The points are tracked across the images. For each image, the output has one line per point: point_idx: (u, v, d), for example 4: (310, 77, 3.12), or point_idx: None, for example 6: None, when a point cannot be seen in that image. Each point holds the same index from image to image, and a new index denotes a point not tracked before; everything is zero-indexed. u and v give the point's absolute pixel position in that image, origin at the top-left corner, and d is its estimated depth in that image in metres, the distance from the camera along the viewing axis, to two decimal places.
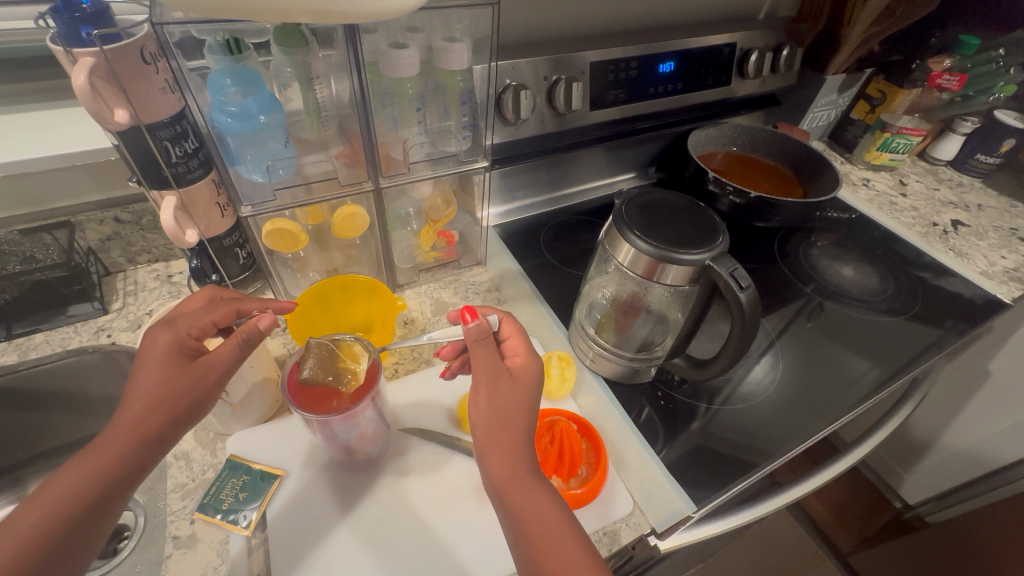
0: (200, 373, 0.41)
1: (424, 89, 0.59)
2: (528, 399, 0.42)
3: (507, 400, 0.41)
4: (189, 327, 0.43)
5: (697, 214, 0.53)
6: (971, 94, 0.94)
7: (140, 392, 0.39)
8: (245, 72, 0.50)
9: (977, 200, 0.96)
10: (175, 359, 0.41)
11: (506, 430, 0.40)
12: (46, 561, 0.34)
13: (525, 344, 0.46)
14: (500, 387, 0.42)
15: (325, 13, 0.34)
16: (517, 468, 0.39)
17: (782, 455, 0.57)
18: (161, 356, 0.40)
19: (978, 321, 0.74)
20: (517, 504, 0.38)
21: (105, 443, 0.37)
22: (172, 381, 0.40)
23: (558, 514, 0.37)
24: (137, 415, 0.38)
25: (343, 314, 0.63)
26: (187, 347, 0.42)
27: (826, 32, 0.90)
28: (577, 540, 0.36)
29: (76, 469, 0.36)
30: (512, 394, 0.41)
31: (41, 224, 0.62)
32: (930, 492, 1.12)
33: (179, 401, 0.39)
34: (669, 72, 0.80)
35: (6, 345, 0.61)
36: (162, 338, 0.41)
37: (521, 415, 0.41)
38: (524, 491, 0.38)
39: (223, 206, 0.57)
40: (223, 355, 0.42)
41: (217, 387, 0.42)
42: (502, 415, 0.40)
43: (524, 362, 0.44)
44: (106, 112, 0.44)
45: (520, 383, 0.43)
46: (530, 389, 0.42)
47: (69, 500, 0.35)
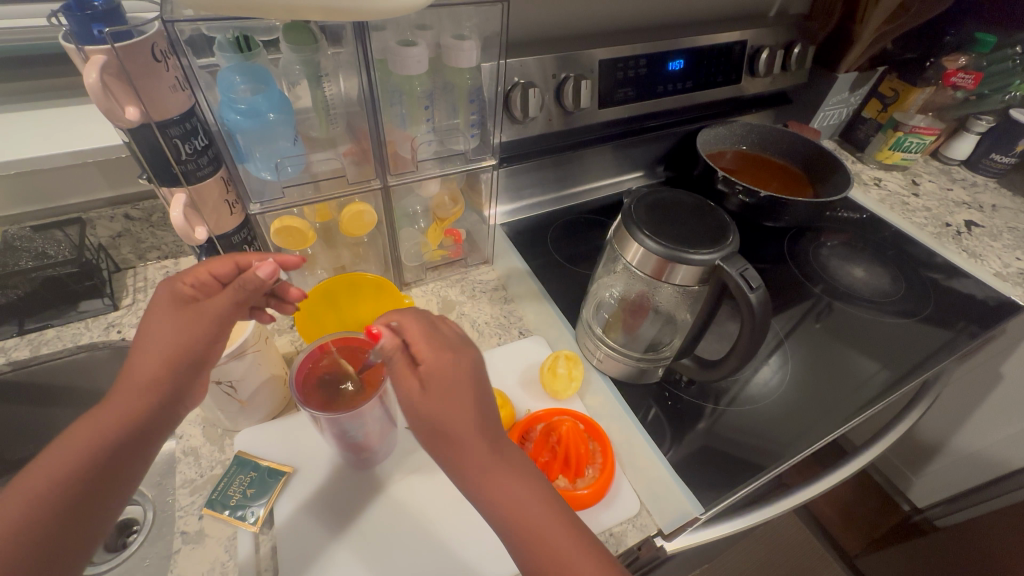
0: (201, 320, 0.42)
1: (433, 87, 0.59)
2: (468, 393, 0.37)
3: (444, 404, 0.36)
4: (183, 278, 0.43)
5: (707, 213, 0.53)
6: (986, 93, 0.92)
7: (147, 344, 0.40)
8: (257, 70, 0.50)
9: (992, 200, 0.95)
10: (174, 307, 0.42)
11: (455, 435, 0.35)
12: (78, 502, 0.35)
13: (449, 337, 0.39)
14: (431, 393, 0.36)
15: (336, 10, 0.34)
16: (482, 467, 0.35)
17: (791, 456, 0.57)
18: (162, 309, 0.42)
19: (991, 323, 0.73)
20: (502, 513, 0.34)
21: (119, 394, 0.39)
22: (177, 329, 0.41)
23: (544, 501, 0.35)
24: (150, 365, 0.40)
25: (350, 312, 0.63)
26: (182, 296, 0.43)
27: (838, 30, 0.89)
28: (565, 521, 0.34)
29: (91, 425, 0.37)
30: (446, 393, 0.36)
31: (53, 220, 0.63)
32: (940, 496, 1.11)
33: (186, 351, 0.41)
34: (678, 70, 0.80)
35: (18, 341, 0.61)
36: (160, 292, 0.43)
37: (468, 423, 0.35)
38: (496, 490, 0.34)
39: (232, 203, 0.55)
40: (215, 304, 0.42)
41: (215, 334, 0.42)
42: (447, 422, 0.35)
43: (453, 355, 0.38)
44: (118, 109, 0.43)
45: (453, 387, 0.36)
46: (467, 383, 0.37)
47: (90, 446, 0.36)
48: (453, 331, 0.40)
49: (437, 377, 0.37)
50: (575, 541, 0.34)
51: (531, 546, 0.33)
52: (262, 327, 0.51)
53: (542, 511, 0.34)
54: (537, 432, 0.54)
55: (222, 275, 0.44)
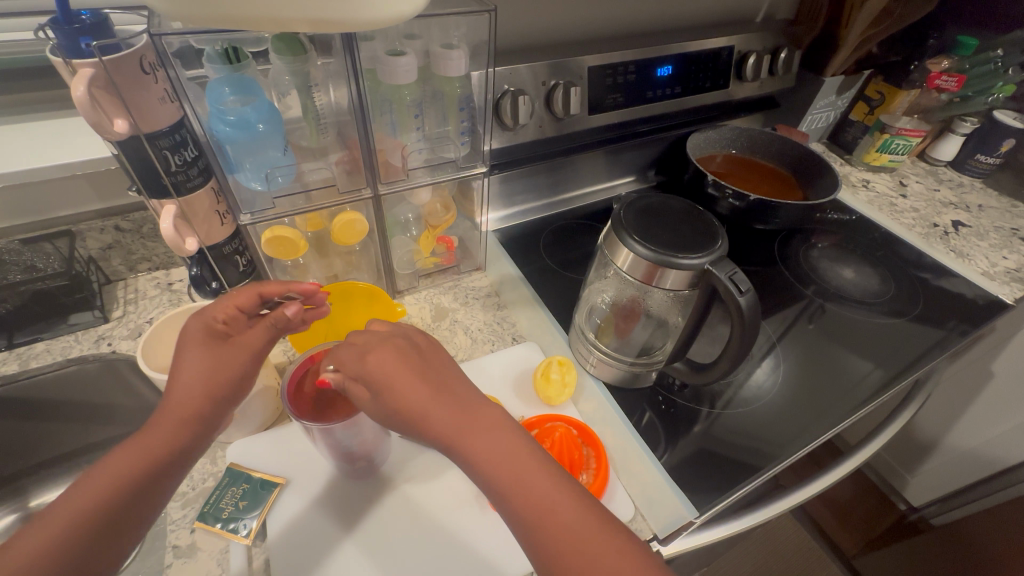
0: (244, 356, 0.44)
1: (422, 96, 0.60)
2: (409, 372, 0.39)
3: (392, 391, 0.38)
4: (214, 312, 0.43)
5: (695, 217, 0.54)
6: (970, 94, 0.93)
7: (191, 377, 0.40)
8: (245, 82, 0.51)
9: (978, 200, 0.96)
10: (210, 341, 0.42)
11: (421, 419, 0.37)
12: (125, 514, 0.35)
13: (379, 337, 0.41)
14: (385, 386, 0.38)
15: (323, 22, 0.34)
16: (453, 432, 0.37)
17: (787, 456, 0.57)
18: (195, 341, 0.42)
19: (980, 322, 0.74)
20: (499, 482, 0.35)
21: (163, 421, 0.39)
22: (221, 363, 0.42)
23: (527, 456, 0.36)
24: (199, 394, 0.40)
25: (343, 321, 0.63)
26: (216, 331, 0.43)
27: (824, 34, 0.91)
28: (548, 471, 0.36)
29: (128, 449, 0.37)
30: (390, 378, 0.38)
31: (43, 233, 0.63)
32: (935, 494, 1.12)
33: (228, 386, 0.42)
34: (667, 76, 0.80)
35: (8, 354, 0.61)
36: (192, 325, 0.42)
37: (429, 407, 0.37)
38: (470, 452, 0.36)
39: (222, 214, 0.55)
40: (253, 342, 0.45)
41: (248, 370, 0.44)
42: (400, 404, 0.38)
43: (384, 348, 0.40)
44: (106, 122, 0.43)
45: (397, 373, 0.38)
46: (405, 369, 0.39)
47: (137, 465, 0.36)
48: (385, 334, 0.42)
49: (378, 372, 0.39)
50: (566, 496, 0.35)
51: (519, 500, 0.35)
52: None
53: (528, 469, 0.35)
54: (532, 438, 0.54)
55: (247, 307, 0.45)
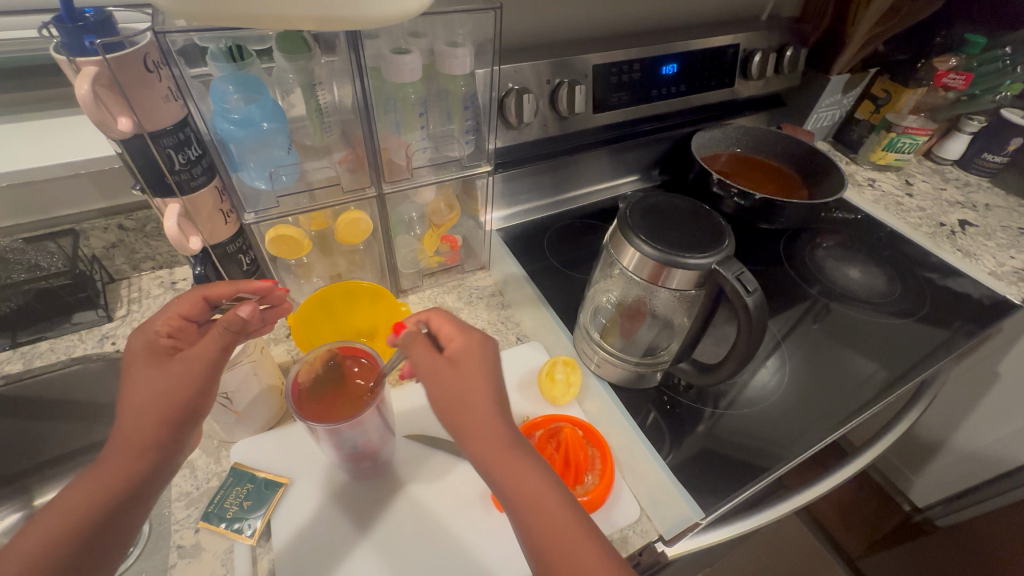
0: (191, 369, 0.39)
1: (427, 94, 0.59)
2: (483, 371, 0.38)
3: (460, 381, 0.37)
4: (157, 326, 0.41)
5: (701, 216, 0.53)
6: (977, 93, 0.92)
7: (134, 402, 0.37)
8: (249, 79, 0.50)
9: (985, 200, 0.95)
10: (154, 359, 0.40)
11: (477, 428, 0.36)
12: (81, 554, 0.33)
13: (459, 328, 0.41)
14: (462, 382, 0.38)
15: (328, 20, 0.34)
16: (492, 443, 0.35)
17: (793, 457, 0.57)
18: (139, 360, 0.40)
19: (987, 322, 0.73)
20: (519, 500, 0.34)
21: (110, 453, 0.36)
22: (166, 382, 0.38)
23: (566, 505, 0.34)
24: (142, 418, 0.37)
25: (347, 320, 0.62)
26: (161, 346, 0.41)
27: (830, 32, 0.90)
28: (574, 509, 0.34)
29: (77, 489, 0.35)
30: (466, 370, 0.38)
31: (47, 232, 0.63)
32: (939, 494, 1.11)
33: (176, 404, 0.38)
34: (672, 74, 0.80)
35: (12, 353, 0.61)
36: (135, 345, 0.40)
37: (484, 408, 0.36)
38: (501, 470, 0.35)
39: (227, 212, 0.54)
40: (198, 352, 0.40)
41: (200, 386, 0.39)
42: (456, 398, 0.37)
43: (479, 337, 0.40)
44: (110, 120, 0.43)
45: (472, 367, 0.38)
46: (480, 366, 0.38)
47: (90, 501, 0.34)
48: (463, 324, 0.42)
49: (462, 358, 0.39)
50: (593, 548, 0.32)
51: (537, 528, 0.33)
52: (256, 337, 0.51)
53: (561, 516, 0.33)
54: (537, 438, 0.54)
55: (193, 316, 0.44)
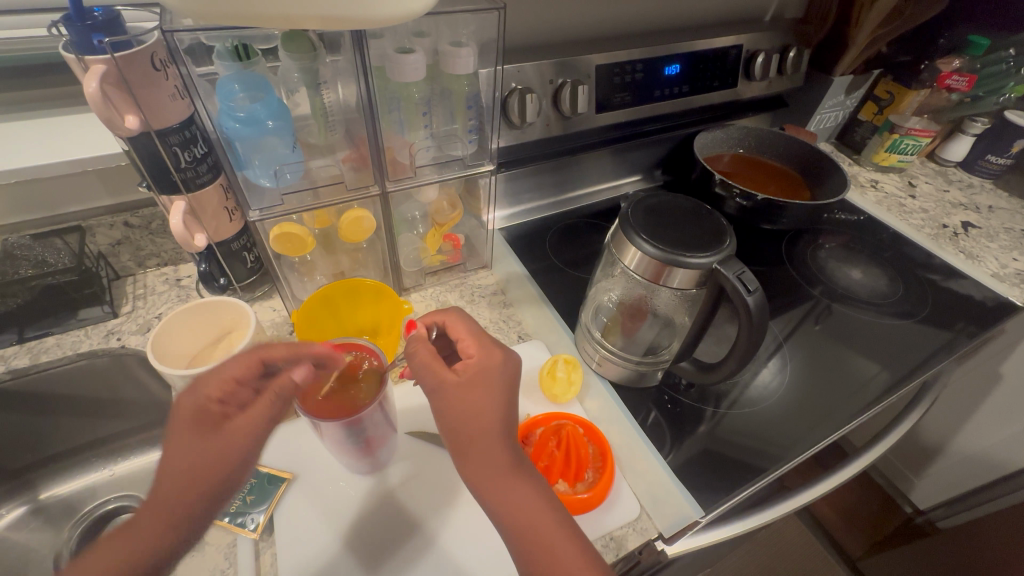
0: (234, 446, 0.35)
1: (431, 94, 0.60)
2: (484, 385, 0.41)
3: (459, 392, 0.40)
4: (209, 389, 0.37)
5: (703, 216, 0.53)
6: (981, 95, 0.93)
7: (175, 477, 0.33)
8: (254, 78, 0.51)
9: (988, 202, 0.95)
10: (199, 428, 0.35)
11: (471, 428, 0.39)
12: None
13: (477, 343, 0.44)
14: (460, 385, 0.41)
15: (334, 19, 0.34)
16: (483, 458, 0.38)
17: (793, 457, 0.57)
18: (183, 427, 0.35)
19: (989, 324, 0.73)
20: (501, 511, 0.36)
21: (136, 529, 0.32)
22: (207, 457, 0.34)
23: (546, 505, 0.36)
24: (177, 496, 0.33)
25: (350, 318, 0.64)
26: (209, 412, 0.36)
27: (833, 33, 0.90)
28: (556, 519, 0.36)
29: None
30: (468, 382, 0.41)
31: (54, 228, 0.64)
32: (940, 497, 1.11)
33: (211, 484, 0.34)
34: (675, 75, 0.80)
35: (19, 349, 0.61)
36: (185, 407, 0.36)
37: (478, 420, 0.39)
38: (488, 484, 0.37)
39: (231, 210, 0.58)
40: (251, 418, 0.36)
41: (252, 457, 0.36)
42: (456, 409, 0.40)
43: (487, 353, 0.43)
44: (118, 118, 0.45)
45: (475, 381, 0.41)
46: (486, 379, 0.41)
47: None
48: (481, 337, 0.46)
49: (468, 371, 0.42)
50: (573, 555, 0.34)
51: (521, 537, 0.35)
52: (261, 332, 0.51)
53: (544, 522, 0.35)
54: (538, 436, 0.54)
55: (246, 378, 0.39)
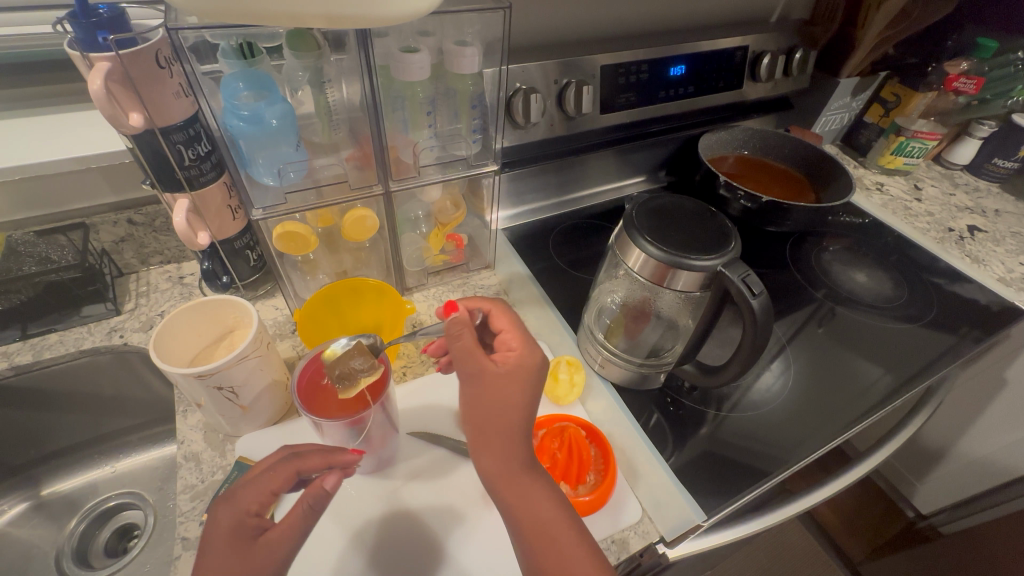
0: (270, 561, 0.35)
1: (435, 93, 0.60)
2: (521, 385, 0.41)
3: (494, 389, 0.41)
4: (246, 502, 0.37)
5: (708, 219, 0.53)
6: (989, 97, 0.91)
7: None
8: (258, 77, 0.51)
9: (995, 205, 0.95)
10: (237, 543, 0.36)
11: (498, 427, 0.40)
12: None
13: (520, 339, 0.44)
14: (494, 380, 0.41)
15: (338, 17, 0.34)
16: (508, 455, 0.39)
17: (795, 461, 0.57)
18: (221, 541, 0.35)
19: (994, 328, 0.73)
20: (514, 506, 0.38)
21: None
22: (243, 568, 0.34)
23: (557, 505, 0.38)
24: None
25: (352, 317, 0.64)
26: (248, 526, 0.36)
27: (840, 35, 0.90)
28: (569, 523, 0.37)
29: None
30: (504, 379, 0.41)
31: (58, 225, 0.64)
32: (943, 502, 1.10)
33: None
34: (680, 75, 0.80)
35: (21, 345, 0.61)
36: (220, 518, 0.36)
37: (511, 419, 0.40)
38: (510, 479, 0.39)
39: (234, 208, 0.58)
40: (288, 533, 0.37)
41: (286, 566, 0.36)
42: (488, 407, 0.40)
43: (525, 351, 0.43)
44: (122, 116, 0.45)
45: (512, 379, 0.41)
46: (524, 379, 0.41)
47: None
48: (524, 334, 0.46)
49: (507, 368, 0.42)
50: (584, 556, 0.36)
51: (532, 534, 0.37)
52: (263, 332, 0.50)
53: (555, 524, 0.37)
54: (540, 437, 0.54)
55: (281, 488, 0.38)
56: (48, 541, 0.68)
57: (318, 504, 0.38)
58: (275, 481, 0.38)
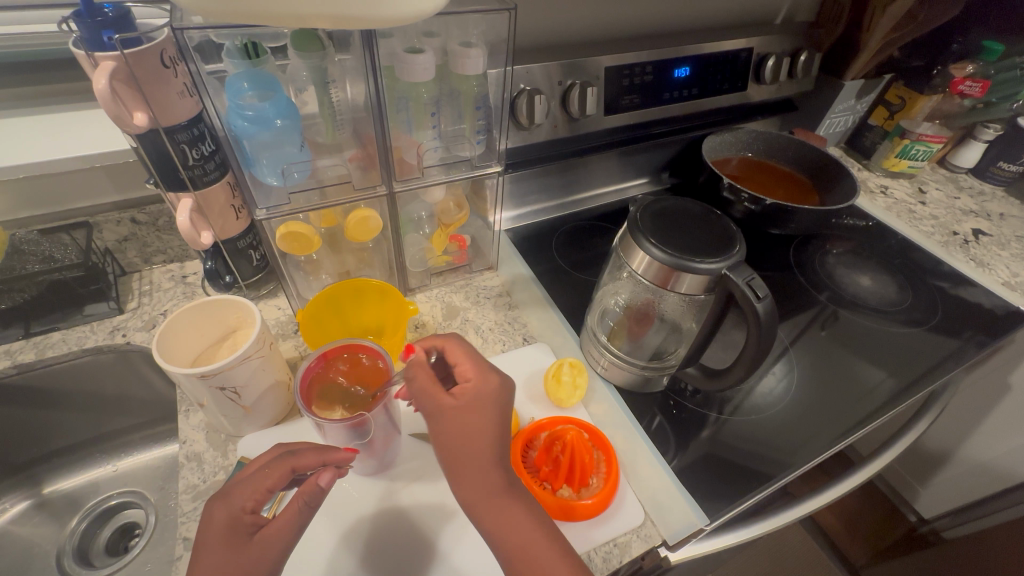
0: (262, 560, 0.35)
1: (439, 94, 0.60)
2: (480, 414, 0.41)
3: (454, 422, 0.41)
4: (241, 499, 0.37)
5: (712, 222, 0.53)
6: (995, 101, 0.91)
7: None
8: (264, 77, 0.50)
9: (999, 209, 0.94)
10: (233, 541, 0.35)
11: (465, 456, 0.40)
12: None
13: (476, 368, 0.44)
14: (451, 415, 0.41)
15: (344, 18, 0.34)
16: (478, 482, 0.39)
17: (798, 465, 0.56)
18: (216, 540, 0.35)
19: (998, 333, 0.73)
20: (495, 529, 0.38)
21: None
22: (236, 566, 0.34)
23: (538, 527, 0.38)
24: None
25: (354, 318, 0.64)
26: (243, 524, 0.36)
27: (845, 37, 0.89)
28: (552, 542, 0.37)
29: None
30: (463, 411, 0.41)
31: (62, 223, 0.64)
32: (946, 506, 1.10)
33: None
34: (685, 77, 0.80)
35: (25, 343, 0.60)
36: (216, 515, 0.36)
37: (477, 446, 0.40)
38: (486, 505, 0.38)
39: (238, 208, 0.58)
40: (283, 531, 0.37)
41: (281, 565, 0.36)
42: (453, 438, 0.41)
43: (483, 381, 0.43)
44: (126, 115, 0.45)
45: (470, 409, 0.41)
46: (484, 407, 0.41)
47: None
48: (481, 361, 0.45)
49: (465, 400, 0.42)
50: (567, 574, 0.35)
51: (515, 557, 0.37)
52: (266, 332, 0.50)
53: (535, 544, 0.37)
54: (541, 439, 0.54)
55: (275, 486, 0.38)
56: (50, 539, 0.68)
57: (314, 501, 0.38)
58: (270, 478, 0.38)
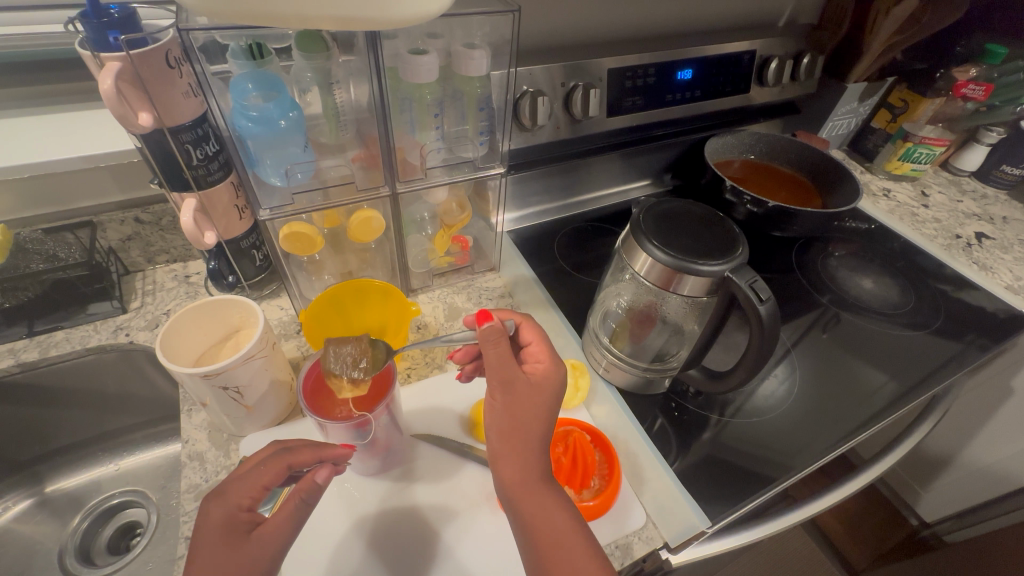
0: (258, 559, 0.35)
1: (443, 95, 0.60)
2: (545, 399, 0.41)
3: (520, 401, 0.41)
4: (236, 497, 0.37)
5: (715, 224, 0.53)
6: (998, 104, 0.90)
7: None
8: (268, 78, 0.51)
9: (1003, 212, 0.94)
10: (230, 540, 0.35)
11: (521, 437, 0.40)
12: None
13: (548, 353, 0.44)
14: (521, 392, 0.41)
15: (349, 20, 0.34)
16: (527, 467, 0.39)
17: (801, 467, 0.56)
18: (212, 539, 0.35)
19: (1001, 336, 0.72)
20: (528, 517, 0.38)
21: None
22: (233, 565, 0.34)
23: (571, 521, 0.38)
24: None
25: (356, 318, 0.64)
26: (239, 522, 0.36)
27: (848, 40, 0.89)
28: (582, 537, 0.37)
29: None
30: (532, 392, 0.41)
31: (66, 222, 0.64)
32: (949, 510, 1.10)
33: None
34: (688, 79, 0.80)
35: (28, 342, 0.61)
36: (212, 513, 0.36)
37: (533, 432, 0.40)
38: (526, 492, 0.38)
39: (241, 208, 0.58)
40: (281, 528, 0.37)
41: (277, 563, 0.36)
42: (515, 417, 0.40)
43: (552, 366, 0.43)
44: (131, 115, 0.45)
45: (537, 393, 0.41)
46: (551, 392, 0.41)
47: None
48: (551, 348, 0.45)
49: (534, 382, 0.42)
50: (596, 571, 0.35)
51: (546, 547, 0.37)
52: (268, 332, 0.50)
53: (569, 536, 0.37)
54: None
55: (272, 483, 0.38)
56: (52, 537, 0.68)
57: (312, 499, 0.38)
58: (266, 475, 0.38)
